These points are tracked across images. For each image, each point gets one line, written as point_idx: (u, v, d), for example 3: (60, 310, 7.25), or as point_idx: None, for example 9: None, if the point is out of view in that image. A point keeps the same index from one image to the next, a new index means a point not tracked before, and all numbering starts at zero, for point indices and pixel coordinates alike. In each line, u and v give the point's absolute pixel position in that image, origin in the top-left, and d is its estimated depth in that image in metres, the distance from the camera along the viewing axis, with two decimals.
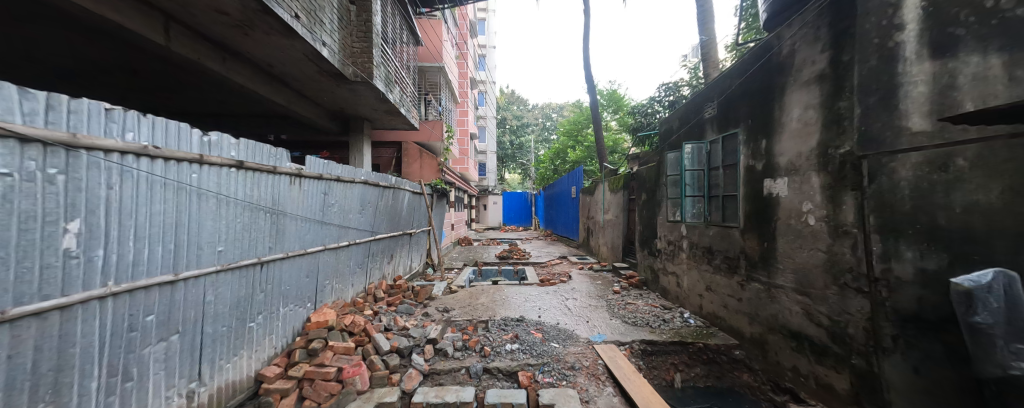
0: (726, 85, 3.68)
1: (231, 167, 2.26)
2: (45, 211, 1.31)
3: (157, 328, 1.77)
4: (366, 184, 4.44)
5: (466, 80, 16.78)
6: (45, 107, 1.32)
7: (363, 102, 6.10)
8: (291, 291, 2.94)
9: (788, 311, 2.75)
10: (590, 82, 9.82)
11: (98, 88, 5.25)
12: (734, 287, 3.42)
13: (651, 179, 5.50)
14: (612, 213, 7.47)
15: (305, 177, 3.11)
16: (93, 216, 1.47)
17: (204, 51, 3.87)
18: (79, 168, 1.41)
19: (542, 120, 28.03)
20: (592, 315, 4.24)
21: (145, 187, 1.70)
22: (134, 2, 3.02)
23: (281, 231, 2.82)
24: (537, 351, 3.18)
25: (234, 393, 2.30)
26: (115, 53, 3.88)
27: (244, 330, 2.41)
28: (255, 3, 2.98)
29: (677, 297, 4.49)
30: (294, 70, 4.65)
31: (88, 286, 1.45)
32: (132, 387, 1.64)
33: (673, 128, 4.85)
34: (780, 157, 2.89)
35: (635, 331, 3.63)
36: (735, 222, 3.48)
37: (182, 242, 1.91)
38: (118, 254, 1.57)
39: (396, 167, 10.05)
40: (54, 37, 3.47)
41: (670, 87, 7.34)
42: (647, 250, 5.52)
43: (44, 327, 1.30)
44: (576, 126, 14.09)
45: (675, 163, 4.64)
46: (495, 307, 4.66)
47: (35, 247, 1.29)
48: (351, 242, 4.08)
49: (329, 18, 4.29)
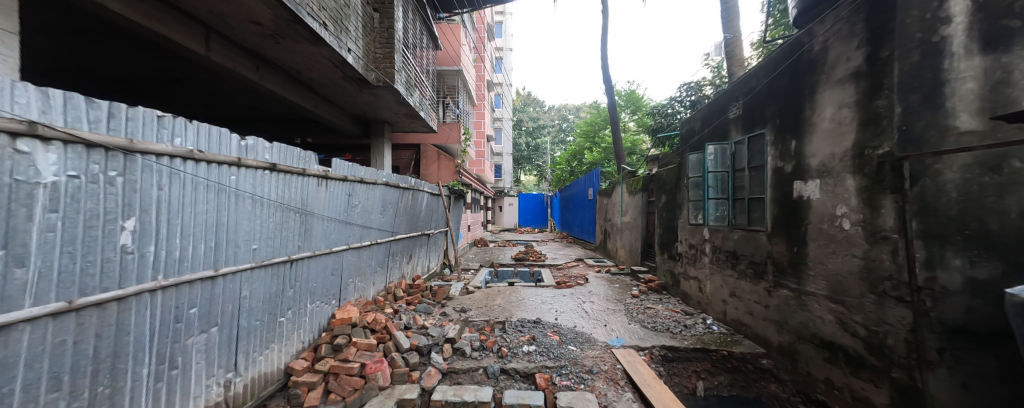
0: (752, 84, 3.55)
1: (265, 170, 2.39)
2: (107, 210, 1.43)
3: (199, 321, 1.90)
4: (387, 186, 4.56)
5: (483, 83, 16.94)
6: (108, 115, 1.44)
7: (384, 106, 6.28)
8: (317, 288, 3.07)
9: (820, 319, 2.62)
10: (607, 82, 9.70)
11: (142, 95, 5.63)
12: (761, 293, 3.29)
13: (671, 182, 5.37)
14: (630, 216, 7.34)
15: (331, 179, 3.24)
16: (146, 215, 1.60)
17: (240, 59, 4.10)
18: (135, 171, 1.53)
19: (558, 122, 27.88)
20: (610, 319, 4.18)
21: (190, 190, 1.82)
22: (178, 16, 3.24)
23: (309, 231, 2.95)
24: (554, 353, 3.17)
25: (265, 384, 2.43)
26: (158, 62, 4.15)
27: (276, 324, 2.53)
28: (287, 13, 3.15)
29: (698, 303, 4.36)
30: (321, 76, 4.85)
31: (141, 279, 1.57)
32: (176, 374, 1.77)
33: (695, 129, 4.73)
34: (811, 159, 2.77)
35: (655, 337, 3.56)
36: (762, 225, 3.35)
37: (221, 240, 2.04)
38: (167, 250, 1.70)
39: (415, 169, 10.30)
40: (104, 46, 3.74)
41: (692, 87, 7.16)
42: (666, 253, 5.38)
43: (104, 316, 1.42)
44: (592, 127, 13.97)
45: (697, 164, 4.53)
46: (512, 308, 4.68)
47: (98, 242, 1.40)
48: (373, 242, 4.20)
49: (354, 26, 4.46)
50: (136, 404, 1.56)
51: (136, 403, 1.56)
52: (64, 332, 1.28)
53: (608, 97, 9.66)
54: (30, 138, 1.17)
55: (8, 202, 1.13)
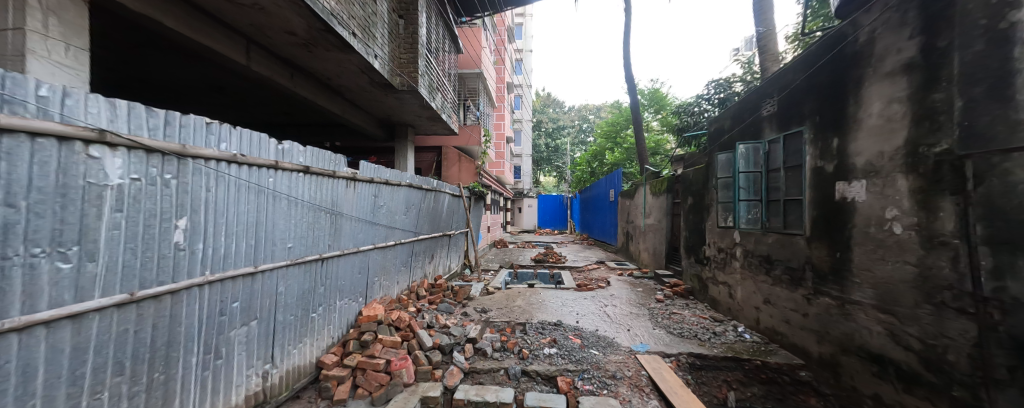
0: (788, 80, 3.37)
1: (300, 172, 2.52)
2: (163, 210, 1.56)
3: (241, 314, 2.02)
4: (411, 187, 4.68)
5: (503, 85, 17.04)
6: (164, 122, 1.57)
7: (407, 110, 6.45)
8: (346, 286, 3.19)
9: (867, 331, 2.43)
10: (630, 81, 9.49)
11: (190, 103, 6.06)
12: (798, 301, 3.10)
13: (698, 183, 5.18)
14: (654, 218, 7.14)
15: (359, 180, 3.37)
16: (195, 215, 1.72)
17: (276, 68, 4.34)
18: (186, 173, 1.65)
19: (578, 122, 27.54)
20: (634, 323, 4.08)
21: (233, 192, 1.95)
22: (223, 29, 3.48)
23: (339, 230, 3.07)
24: (576, 357, 3.12)
25: (298, 376, 2.55)
26: (205, 72, 4.47)
27: (308, 320, 2.65)
28: (319, 23, 3.31)
29: (728, 309, 4.17)
30: (349, 82, 5.06)
31: (191, 274, 1.70)
32: (220, 364, 1.89)
33: (724, 128, 4.54)
34: (856, 158, 2.59)
35: (681, 343, 3.44)
36: (800, 229, 3.16)
37: (261, 238, 2.17)
38: (213, 247, 1.83)
39: (436, 170, 10.51)
40: (158, 60, 4.07)
41: (721, 84, 6.76)
42: (693, 257, 5.18)
43: (160, 307, 1.55)
44: (614, 127, 13.69)
45: (727, 164, 4.34)
46: (532, 310, 4.67)
47: (156, 240, 1.53)
48: (397, 242, 4.31)
49: (380, 33, 4.61)
50: (185, 390, 1.69)
51: (186, 389, 1.68)
52: (126, 321, 1.41)
53: (630, 96, 9.45)
54: (100, 144, 1.29)
55: (80, 202, 1.25)
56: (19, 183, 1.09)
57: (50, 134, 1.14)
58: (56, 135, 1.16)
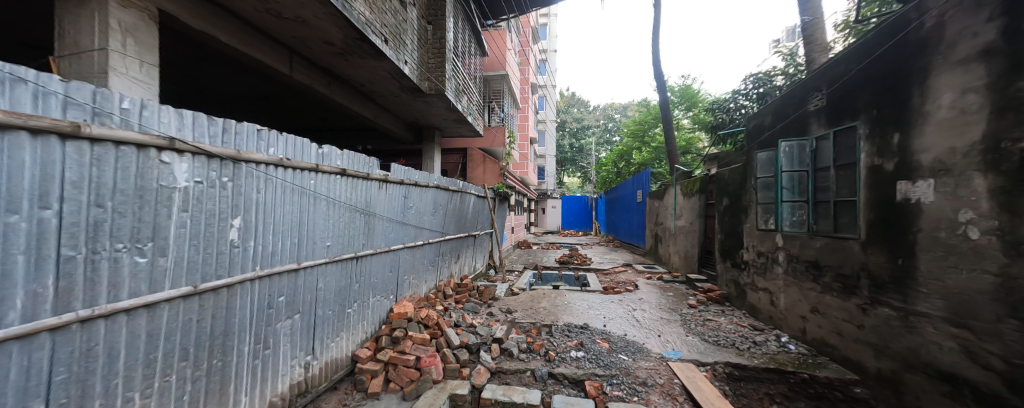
0: (840, 72, 3.12)
1: (337, 175, 2.65)
2: (221, 210, 1.70)
3: (287, 308, 2.17)
4: (438, 188, 4.79)
5: (528, 86, 17.06)
6: (222, 130, 1.70)
7: (435, 113, 6.62)
8: (378, 283, 3.32)
9: (935, 346, 2.20)
10: (659, 78, 9.17)
11: (240, 111, 6.57)
12: (852, 311, 2.86)
13: (734, 183, 4.90)
14: (685, 220, 6.84)
15: (390, 182, 3.50)
16: (248, 215, 1.86)
17: (316, 77, 4.59)
18: (240, 177, 1.80)
19: (603, 121, 26.97)
20: (665, 329, 3.93)
21: (280, 194, 2.09)
22: (269, 42, 3.74)
23: (372, 230, 3.20)
24: (604, 362, 3.06)
25: (336, 369, 2.69)
26: (252, 82, 4.82)
27: (345, 315, 2.78)
28: (354, 32, 3.48)
29: (769, 317, 3.92)
30: (381, 88, 5.27)
31: (244, 269, 1.84)
32: (268, 353, 2.03)
33: (764, 124, 4.27)
34: (921, 155, 2.35)
35: (718, 352, 3.27)
36: (854, 233, 2.91)
37: (303, 237, 2.31)
38: (262, 245, 1.97)
39: (462, 172, 10.70)
40: (214, 72, 4.45)
41: (760, 78, 6.31)
42: (729, 261, 4.91)
43: (218, 299, 1.69)
44: (642, 126, 13.26)
45: (767, 163, 4.09)
46: (558, 312, 4.63)
47: (216, 237, 1.67)
48: (425, 242, 4.43)
49: (410, 39, 4.77)
50: (238, 376, 1.83)
51: (239, 376, 1.83)
52: (191, 311, 1.55)
53: (659, 94, 9.12)
54: (169, 150, 1.43)
55: (154, 203, 1.39)
56: (105, 186, 1.23)
57: (131, 142, 1.28)
58: (134, 143, 1.30)
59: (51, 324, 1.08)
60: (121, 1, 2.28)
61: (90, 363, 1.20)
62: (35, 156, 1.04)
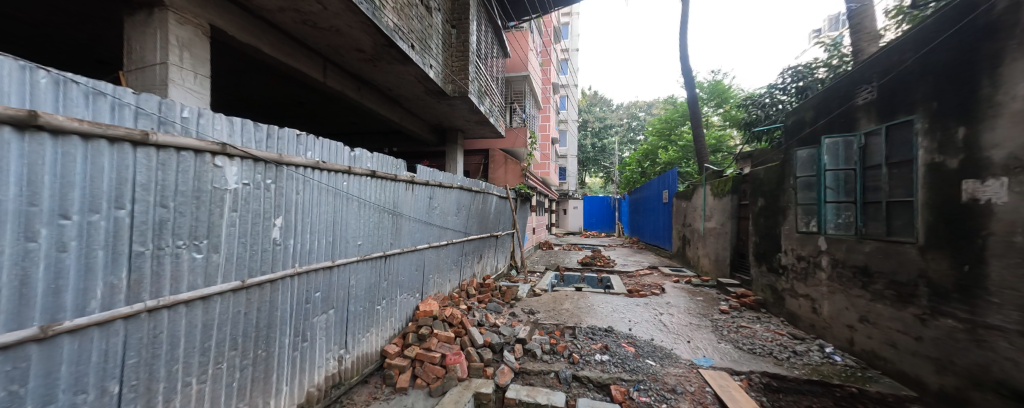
0: (893, 62, 2.88)
1: (367, 176, 2.76)
2: (265, 211, 1.82)
3: (322, 303, 2.28)
4: (461, 189, 4.87)
5: (549, 86, 16.99)
6: (266, 135, 1.82)
7: (458, 115, 6.73)
8: (405, 282, 3.42)
9: (1011, 363, 1.98)
10: (687, 74, 8.84)
11: (278, 117, 6.99)
12: (908, 322, 2.63)
13: (769, 182, 4.64)
14: (715, 221, 6.55)
15: (416, 183, 3.59)
16: (288, 215, 1.98)
17: (347, 83, 4.80)
18: (282, 179, 1.91)
19: (627, 120, 26.34)
20: (695, 335, 3.78)
21: (316, 194, 2.20)
22: (306, 52, 3.95)
23: (400, 230, 3.30)
24: (630, 366, 2.99)
25: (366, 363, 2.81)
26: (290, 90, 5.11)
27: (374, 311, 2.89)
28: (383, 39, 3.61)
29: (810, 326, 3.67)
30: (407, 92, 5.42)
31: (285, 266, 1.96)
32: (306, 346, 2.15)
33: (805, 120, 4.01)
34: (991, 151, 2.13)
35: (753, 361, 3.10)
36: (910, 236, 2.67)
37: (337, 236, 2.42)
38: (301, 243, 2.09)
39: (484, 173, 10.79)
40: (256, 81, 4.75)
41: (799, 72, 5.96)
42: (765, 265, 4.64)
43: (263, 293, 1.81)
44: (668, 124, 12.82)
45: (808, 161, 3.84)
46: (581, 314, 4.57)
47: (261, 236, 1.79)
48: (449, 242, 4.51)
49: (435, 43, 4.88)
50: (280, 367, 1.94)
51: (281, 366, 1.95)
52: (239, 303, 1.67)
53: (687, 90, 8.79)
54: (221, 155, 1.55)
55: (209, 204, 1.51)
56: (168, 188, 1.34)
57: (189, 148, 1.40)
58: (190, 149, 1.41)
59: (124, 312, 1.20)
60: (179, 19, 2.51)
61: (156, 349, 1.32)
62: (112, 161, 1.16)
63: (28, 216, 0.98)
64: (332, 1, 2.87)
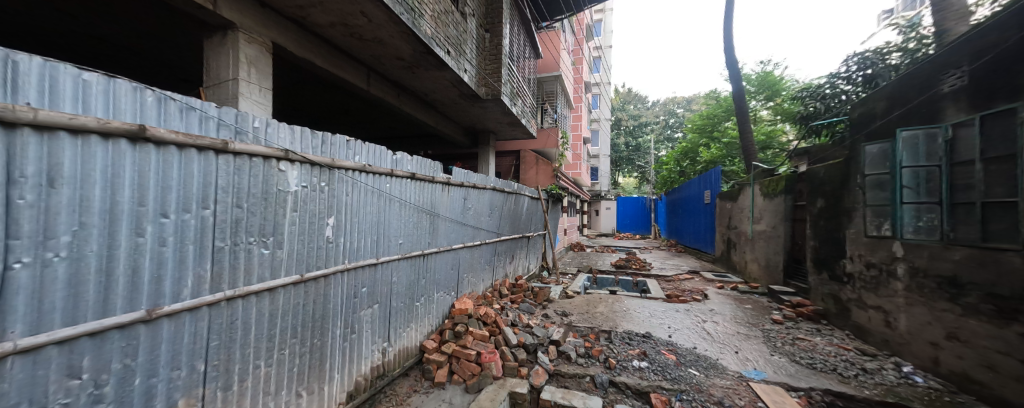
0: (988, 42, 2.55)
1: (407, 179, 2.89)
2: (321, 211, 1.97)
3: (368, 297, 2.42)
4: (494, 190, 4.93)
5: (581, 85, 16.70)
6: (321, 141, 1.97)
7: (490, 117, 6.83)
8: (441, 280, 3.53)
9: None
10: (732, 66, 8.27)
11: (325, 124, 7.51)
12: (1012, 342, 2.26)
13: (831, 181, 4.21)
14: (766, 223, 6.06)
15: (452, 185, 3.69)
16: (340, 216, 2.13)
17: (389, 90, 5.04)
18: (334, 182, 2.06)
19: (664, 117, 25.16)
20: (743, 345, 3.52)
21: (363, 196, 2.35)
22: (352, 63, 4.21)
23: (436, 230, 3.41)
24: (671, 375, 2.86)
25: (407, 356, 2.94)
26: (336, 98, 5.47)
27: (414, 308, 3.02)
28: (421, 46, 3.76)
29: (882, 341, 3.28)
30: (442, 96, 5.61)
31: (336, 262, 2.11)
32: (355, 337, 2.29)
33: (875, 111, 3.63)
34: None
35: (814, 377, 2.83)
36: (1014, 243, 2.30)
37: (381, 235, 2.56)
38: (351, 242, 2.24)
39: (515, 173, 10.85)
40: (307, 91, 5.15)
41: (866, 58, 5.35)
42: (825, 272, 4.22)
43: (318, 288, 1.95)
44: (710, 120, 12.08)
45: (879, 157, 3.43)
46: (616, 318, 4.44)
47: (317, 234, 1.94)
48: (482, 242, 4.58)
49: (469, 48, 5.00)
50: (333, 356, 2.10)
51: (333, 355, 2.10)
52: (299, 296, 1.82)
53: (733, 83, 8.22)
54: (284, 160, 1.71)
55: (275, 204, 1.67)
56: (243, 190, 1.51)
57: (259, 154, 1.56)
58: (260, 155, 1.57)
59: (209, 300, 1.37)
60: (247, 39, 2.81)
61: (233, 333, 1.49)
62: (200, 167, 1.33)
63: (138, 215, 1.15)
64: (376, 13, 3.05)
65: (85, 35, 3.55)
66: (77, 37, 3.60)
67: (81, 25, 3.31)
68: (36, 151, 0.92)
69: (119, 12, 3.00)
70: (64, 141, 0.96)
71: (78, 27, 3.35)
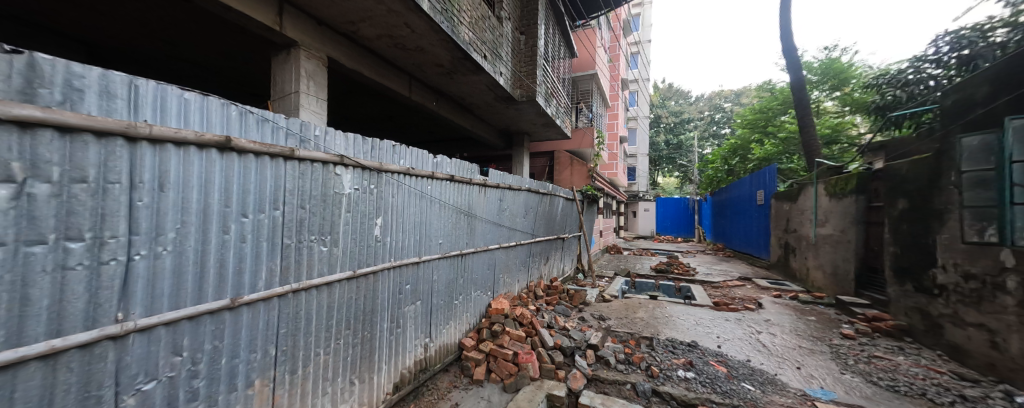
0: None
1: (447, 180, 2.98)
2: (370, 212, 2.10)
3: (411, 294, 2.54)
4: (529, 191, 4.93)
5: (618, 82, 16.17)
6: (372, 147, 2.11)
7: (525, 118, 6.87)
8: (478, 279, 3.60)
9: None
10: (790, 54, 7.56)
11: (370, 130, 8.02)
12: None
13: (916, 179, 3.69)
14: (832, 226, 5.44)
15: (488, 186, 3.76)
16: (387, 217, 2.25)
17: (428, 96, 5.25)
18: (381, 184, 2.19)
19: (709, 113, 23.63)
20: (807, 361, 3.18)
21: (407, 197, 2.48)
22: (397, 72, 4.45)
23: (474, 231, 3.49)
24: (722, 388, 2.67)
25: (447, 353, 3.05)
26: (380, 105, 5.81)
27: (453, 306, 3.11)
28: (459, 52, 3.89)
29: (987, 365, 2.80)
30: (479, 100, 5.74)
31: (384, 260, 2.24)
32: (400, 332, 2.42)
33: (978, 97, 3.15)
34: None
35: (896, 402, 2.49)
36: None
37: (422, 235, 2.67)
38: (396, 241, 2.36)
39: (549, 174, 10.77)
40: (354, 100, 5.53)
41: (962, 36, 4.62)
42: (909, 283, 3.69)
43: (367, 283, 2.09)
44: (764, 114, 11.12)
45: (981, 151, 2.95)
46: (658, 324, 4.24)
47: (367, 234, 2.08)
48: (517, 243, 4.61)
49: (505, 51, 5.07)
50: (381, 348, 2.23)
51: (381, 347, 2.23)
52: (352, 290, 1.96)
53: (791, 73, 7.50)
54: (340, 165, 1.85)
55: (332, 206, 1.81)
56: (307, 193, 1.66)
57: (319, 160, 1.70)
58: (321, 161, 1.72)
59: (279, 291, 1.52)
60: (307, 55, 3.10)
61: (298, 322, 1.64)
62: (272, 173, 1.49)
63: (224, 216, 1.32)
64: (418, 23, 3.21)
65: (172, 56, 4.04)
66: (166, 58, 4.13)
67: (168, 47, 3.79)
68: (151, 160, 1.09)
69: (194, 33, 3.35)
70: (170, 151, 1.13)
71: (166, 49, 3.83)
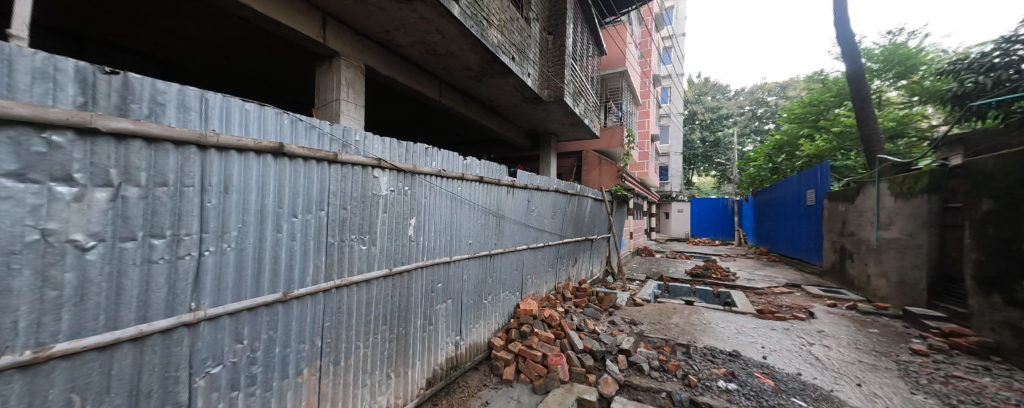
0: None
1: (476, 182, 3.03)
2: (405, 213, 2.19)
3: (443, 292, 2.61)
4: (557, 192, 4.88)
5: (649, 79, 15.60)
6: (406, 150, 2.19)
7: (552, 119, 6.82)
8: (506, 279, 3.62)
9: None
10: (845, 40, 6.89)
11: (403, 134, 8.33)
12: None
13: (1006, 176, 3.22)
14: (898, 229, 4.89)
15: (517, 187, 3.77)
16: (420, 217, 2.33)
17: (458, 99, 5.37)
18: (415, 186, 2.27)
19: (750, 107, 22.14)
20: (869, 378, 2.88)
21: (439, 198, 2.55)
22: (428, 77, 4.59)
23: (502, 231, 3.52)
24: (768, 402, 2.49)
25: (477, 351, 3.10)
26: (411, 110, 6.02)
27: (482, 305, 3.16)
28: (488, 55, 3.94)
29: None
30: (507, 101, 5.78)
31: (417, 259, 2.32)
32: (432, 328, 2.50)
33: None
34: None
35: None
36: None
37: (453, 235, 2.74)
38: (429, 241, 2.44)
39: (577, 175, 10.60)
40: (388, 105, 5.78)
41: None
42: (997, 294, 3.23)
43: (402, 281, 2.18)
44: (815, 107, 10.22)
45: None
46: (695, 331, 4.03)
47: (402, 234, 2.16)
48: (545, 244, 4.58)
49: (533, 52, 5.07)
50: (415, 344, 2.31)
51: (415, 343, 2.31)
52: (388, 287, 2.05)
53: (847, 61, 6.84)
54: (377, 168, 1.95)
55: (371, 207, 1.91)
56: (349, 195, 1.76)
57: (359, 163, 1.80)
58: (361, 164, 1.82)
59: (325, 287, 1.63)
60: (346, 64, 3.29)
61: (340, 316, 1.75)
62: (319, 176, 1.59)
63: (278, 216, 1.44)
64: (449, 29, 3.29)
65: (230, 70, 4.42)
66: (225, 72, 4.53)
67: (227, 62, 4.15)
68: (218, 165, 1.21)
69: (248, 46, 3.64)
70: (233, 157, 1.25)
71: (225, 64, 4.20)
